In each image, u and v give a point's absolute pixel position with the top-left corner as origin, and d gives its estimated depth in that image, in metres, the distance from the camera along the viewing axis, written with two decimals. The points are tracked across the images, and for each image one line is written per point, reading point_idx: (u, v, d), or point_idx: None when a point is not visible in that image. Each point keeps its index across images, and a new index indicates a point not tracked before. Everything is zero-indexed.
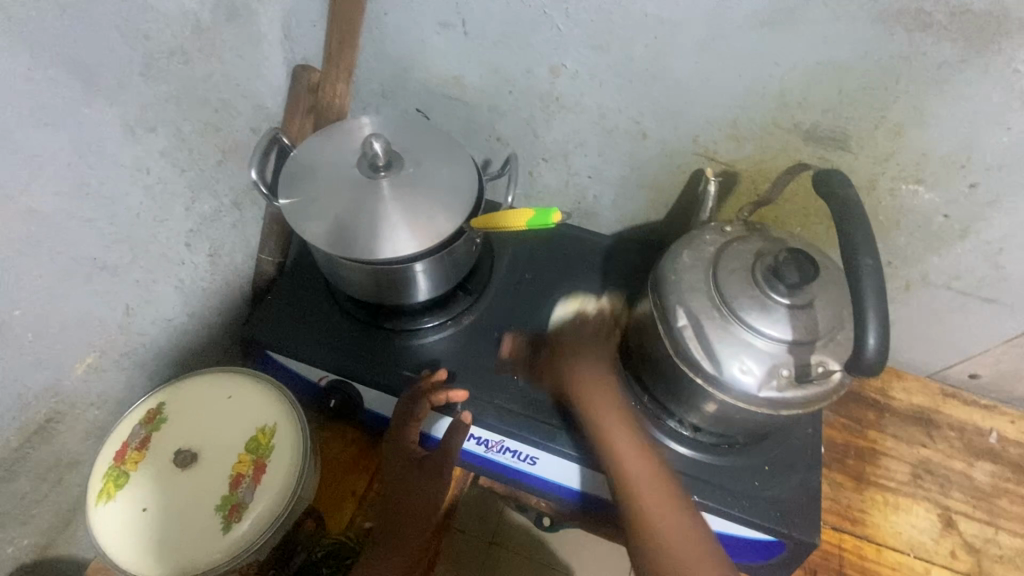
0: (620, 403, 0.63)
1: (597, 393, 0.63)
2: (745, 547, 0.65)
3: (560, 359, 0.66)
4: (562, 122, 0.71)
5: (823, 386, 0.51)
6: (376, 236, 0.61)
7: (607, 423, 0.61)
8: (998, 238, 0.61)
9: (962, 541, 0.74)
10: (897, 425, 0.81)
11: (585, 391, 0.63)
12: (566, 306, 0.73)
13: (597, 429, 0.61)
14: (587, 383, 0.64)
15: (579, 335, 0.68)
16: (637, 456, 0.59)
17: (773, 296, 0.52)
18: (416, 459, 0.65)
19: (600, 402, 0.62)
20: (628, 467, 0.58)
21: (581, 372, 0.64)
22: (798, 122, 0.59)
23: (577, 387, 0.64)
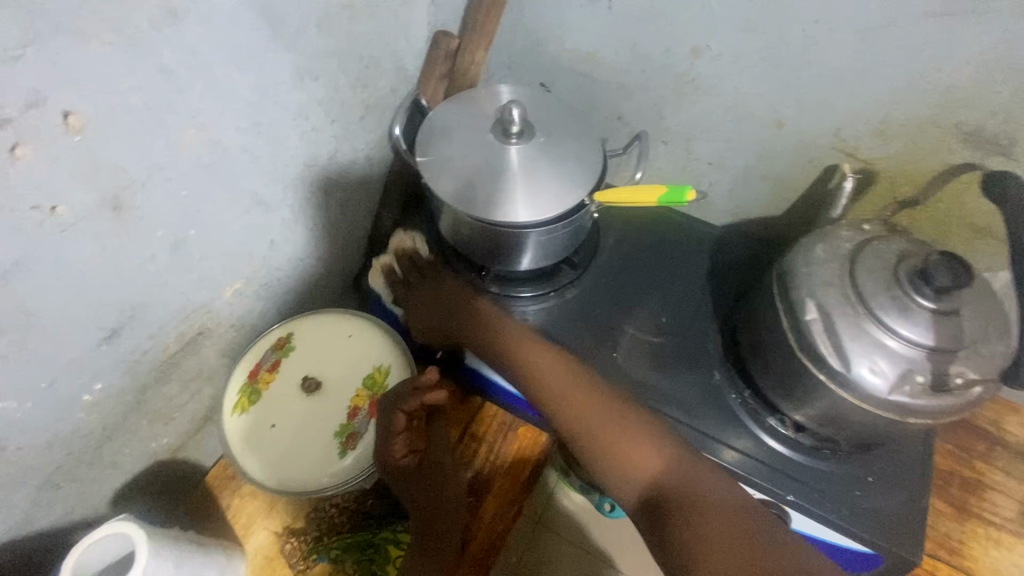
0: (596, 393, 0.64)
1: (608, 429, 0.61)
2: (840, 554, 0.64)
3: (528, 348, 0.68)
4: (693, 105, 0.70)
5: (960, 398, 0.49)
6: (503, 200, 0.63)
7: (618, 448, 0.59)
8: None
9: None
10: (1010, 459, 0.76)
11: (573, 412, 0.63)
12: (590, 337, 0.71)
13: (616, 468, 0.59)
14: (583, 410, 0.63)
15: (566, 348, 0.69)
16: (702, 507, 0.54)
17: (916, 299, 0.50)
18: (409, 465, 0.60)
19: (609, 424, 0.61)
20: (702, 528, 0.53)
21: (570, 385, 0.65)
22: (959, 123, 0.56)
23: (587, 417, 0.62)
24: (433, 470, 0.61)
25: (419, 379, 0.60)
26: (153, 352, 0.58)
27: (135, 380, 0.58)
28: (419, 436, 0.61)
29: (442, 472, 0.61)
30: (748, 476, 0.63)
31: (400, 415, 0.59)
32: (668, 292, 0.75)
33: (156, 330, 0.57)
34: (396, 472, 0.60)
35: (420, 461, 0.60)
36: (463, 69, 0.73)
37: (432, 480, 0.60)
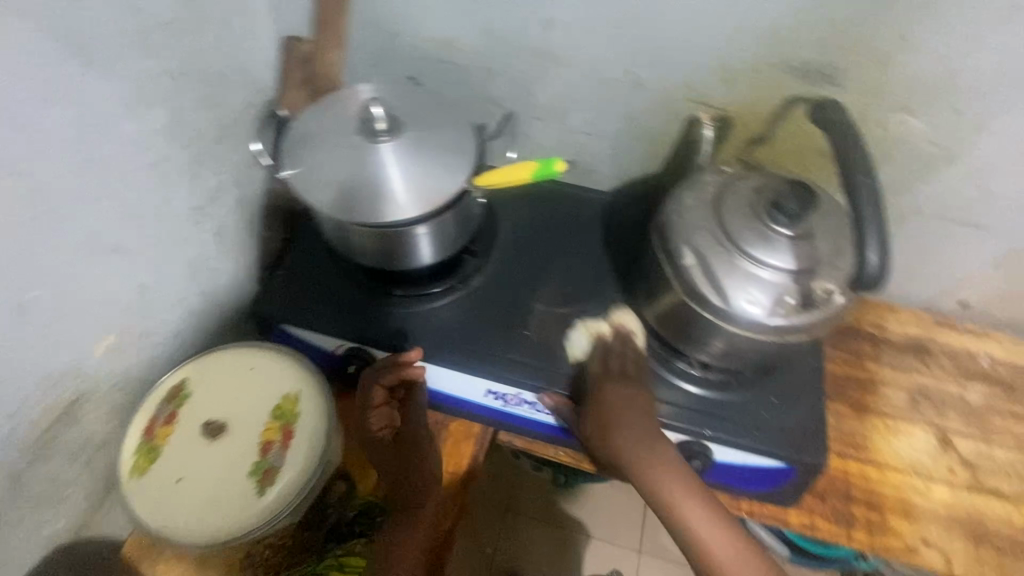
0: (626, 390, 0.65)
1: (631, 427, 0.64)
2: (767, 476, 0.68)
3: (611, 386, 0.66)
4: (557, 77, 0.71)
5: (826, 310, 0.54)
6: (382, 200, 0.62)
7: (628, 443, 0.63)
8: (985, 163, 0.64)
9: (959, 457, 0.78)
10: (894, 355, 0.85)
11: (602, 414, 0.65)
12: (580, 332, 0.71)
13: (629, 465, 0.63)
14: (613, 415, 0.64)
15: (620, 352, 0.69)
16: (681, 492, 0.62)
17: (775, 228, 0.54)
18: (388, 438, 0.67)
19: (632, 426, 0.64)
20: (677, 510, 0.61)
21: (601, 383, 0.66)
22: (789, 59, 0.60)
23: (613, 420, 0.64)
24: (409, 439, 0.66)
25: (398, 355, 0.67)
26: (21, 431, 0.53)
27: (5, 465, 0.52)
28: (395, 409, 0.69)
29: (418, 441, 0.66)
30: (674, 422, 0.66)
31: (376, 386, 0.66)
32: (569, 263, 0.77)
33: (18, 407, 0.52)
34: (376, 440, 0.67)
35: (397, 431, 0.67)
36: (321, 73, 0.71)
37: (410, 446, 0.66)
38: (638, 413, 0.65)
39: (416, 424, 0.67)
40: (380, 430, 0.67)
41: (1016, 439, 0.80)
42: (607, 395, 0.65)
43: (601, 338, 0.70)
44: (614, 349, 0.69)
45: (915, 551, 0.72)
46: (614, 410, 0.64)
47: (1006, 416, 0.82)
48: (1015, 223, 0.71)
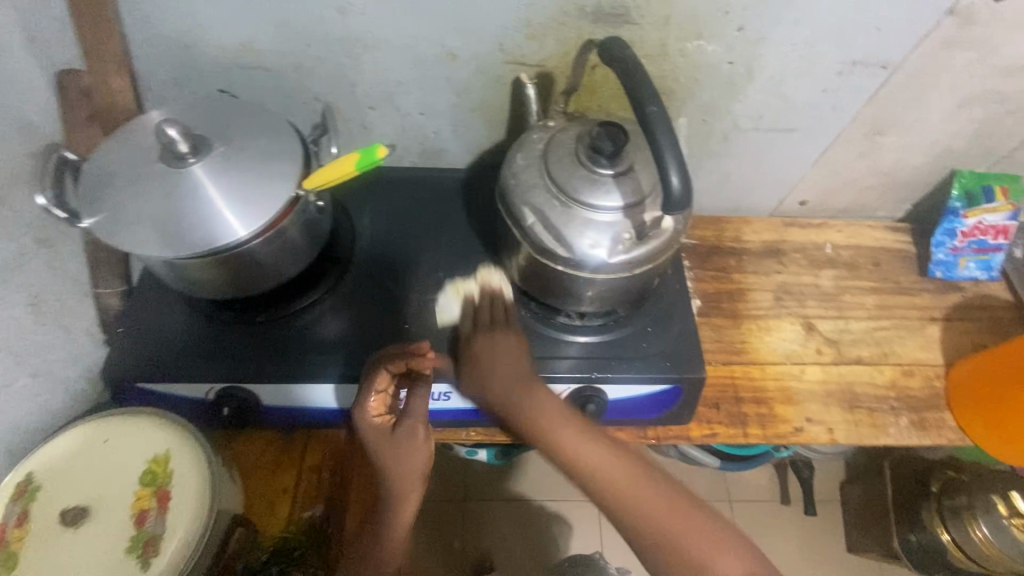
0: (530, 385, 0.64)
1: (554, 418, 0.63)
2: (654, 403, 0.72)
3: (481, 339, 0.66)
4: (373, 63, 0.69)
5: (662, 237, 0.57)
6: (207, 227, 0.58)
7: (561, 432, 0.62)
8: (778, 72, 0.69)
9: (823, 338, 0.87)
10: (754, 262, 0.92)
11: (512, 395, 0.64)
12: (451, 297, 0.72)
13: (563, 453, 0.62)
14: (529, 404, 0.63)
15: (490, 311, 0.69)
16: (625, 479, 0.59)
17: (598, 171, 0.56)
18: (381, 428, 0.60)
19: (549, 406, 0.63)
20: (599, 469, 0.60)
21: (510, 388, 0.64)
22: (582, 6, 0.62)
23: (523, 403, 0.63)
24: (406, 435, 0.59)
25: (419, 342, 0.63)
26: None
27: None
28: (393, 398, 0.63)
29: (417, 435, 0.60)
30: (569, 373, 0.68)
31: (378, 379, 0.61)
32: (436, 247, 0.77)
33: None
34: (379, 435, 0.60)
35: (395, 424, 0.60)
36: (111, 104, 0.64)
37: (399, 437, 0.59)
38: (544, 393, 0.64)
39: (415, 416, 0.60)
40: (373, 427, 0.60)
41: (865, 310, 0.90)
42: (479, 352, 0.65)
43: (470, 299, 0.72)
44: (481, 306, 0.70)
45: (801, 430, 0.80)
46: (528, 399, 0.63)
47: (855, 292, 0.92)
48: (819, 123, 0.78)
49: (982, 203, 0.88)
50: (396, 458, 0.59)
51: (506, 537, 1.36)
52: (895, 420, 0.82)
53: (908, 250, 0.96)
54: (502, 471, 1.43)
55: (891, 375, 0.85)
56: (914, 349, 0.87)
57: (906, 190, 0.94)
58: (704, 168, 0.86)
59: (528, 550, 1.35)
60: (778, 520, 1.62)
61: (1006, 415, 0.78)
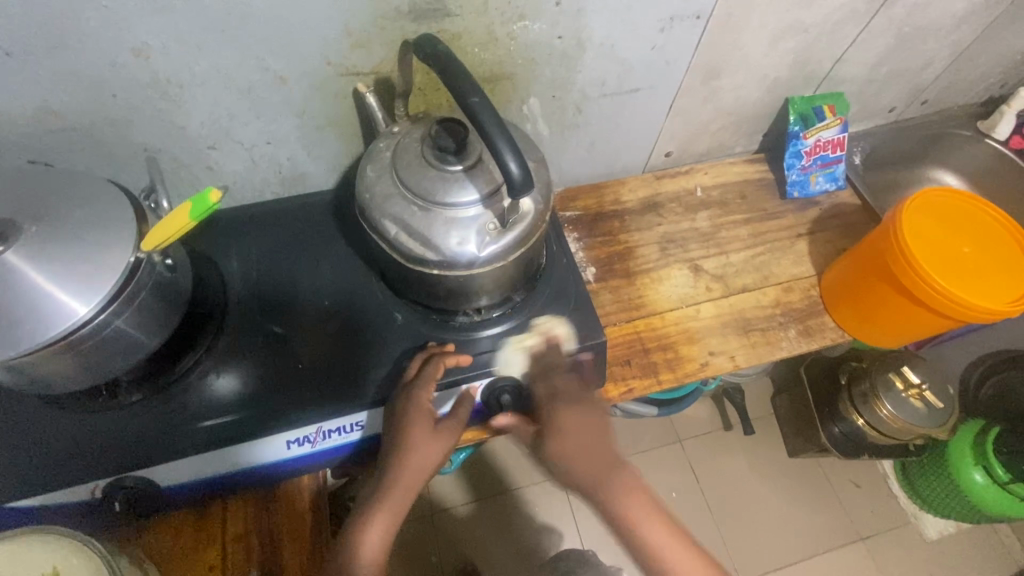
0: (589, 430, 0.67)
1: (615, 475, 0.65)
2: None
3: (563, 407, 0.67)
4: (194, 100, 0.64)
5: (525, 219, 0.58)
6: (39, 317, 0.52)
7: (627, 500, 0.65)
8: (605, 38, 0.72)
9: (710, 276, 0.93)
10: (636, 220, 0.97)
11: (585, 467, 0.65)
12: (512, 350, 0.70)
13: (623, 516, 0.64)
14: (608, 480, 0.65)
15: (557, 368, 0.70)
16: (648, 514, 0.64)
17: (446, 168, 0.56)
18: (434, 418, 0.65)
19: (588, 427, 0.67)
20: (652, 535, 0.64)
21: (578, 470, 0.65)
22: (397, 6, 0.60)
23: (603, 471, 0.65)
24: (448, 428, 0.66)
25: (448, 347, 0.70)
26: None
27: None
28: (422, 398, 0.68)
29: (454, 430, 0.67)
30: (479, 369, 0.69)
31: (426, 371, 0.65)
32: (316, 277, 0.74)
33: None
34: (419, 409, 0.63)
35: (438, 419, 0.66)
36: None
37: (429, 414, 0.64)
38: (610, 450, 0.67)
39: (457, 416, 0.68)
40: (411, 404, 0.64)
41: (742, 240, 0.97)
42: (561, 420, 0.67)
43: (533, 352, 0.71)
44: (546, 365, 0.70)
45: (706, 364, 0.85)
46: (575, 450, 0.66)
47: (730, 227, 0.99)
48: (659, 78, 0.82)
49: (816, 122, 0.97)
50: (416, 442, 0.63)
51: (482, 538, 1.36)
52: (785, 333, 0.89)
53: (766, 177, 1.04)
54: (461, 476, 1.42)
55: (775, 294, 0.92)
56: (789, 265, 0.95)
57: (753, 123, 1.01)
58: (568, 141, 0.88)
59: (506, 545, 1.36)
60: (725, 446, 1.73)
61: (869, 309, 0.84)
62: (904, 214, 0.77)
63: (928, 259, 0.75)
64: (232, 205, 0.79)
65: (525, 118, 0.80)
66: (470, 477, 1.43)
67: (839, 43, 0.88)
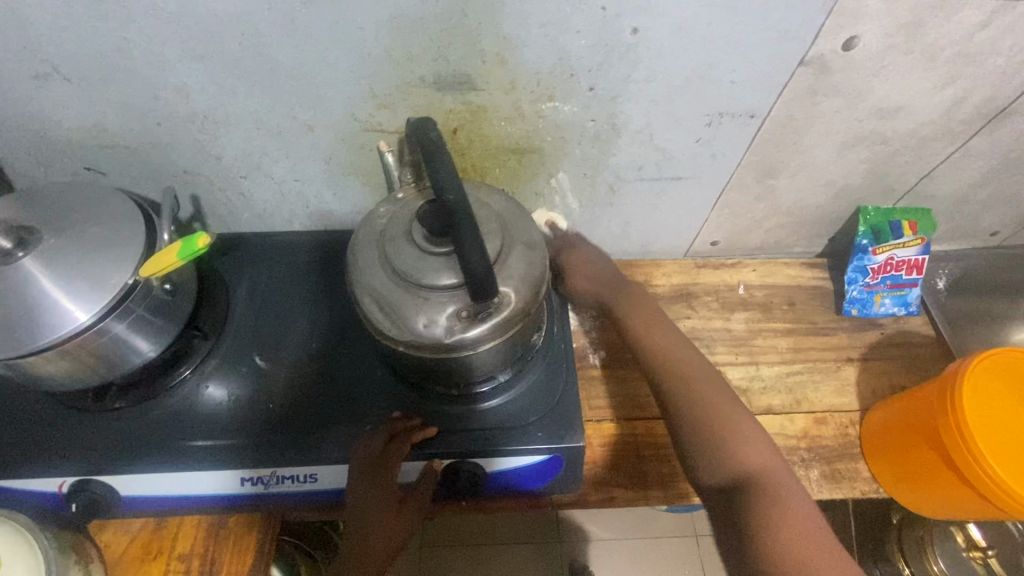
0: (616, 278, 0.77)
1: (629, 296, 0.75)
2: (520, 480, 0.69)
3: (576, 250, 0.79)
4: (229, 136, 0.67)
5: (500, 313, 0.54)
6: (32, 324, 0.56)
7: (693, 373, 0.67)
8: (643, 126, 0.68)
9: (732, 386, 0.84)
10: (662, 307, 0.91)
11: (646, 328, 0.72)
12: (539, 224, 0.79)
13: (682, 382, 0.66)
14: (636, 317, 0.73)
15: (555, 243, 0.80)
16: (665, 338, 0.70)
17: (429, 248, 0.54)
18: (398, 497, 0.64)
19: (607, 278, 0.77)
20: (663, 343, 0.70)
21: (605, 291, 0.76)
22: (422, 76, 0.60)
23: (612, 292, 0.76)
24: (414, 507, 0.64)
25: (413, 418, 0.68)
26: None
27: None
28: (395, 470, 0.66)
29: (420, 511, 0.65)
30: (444, 448, 0.66)
31: (392, 448, 0.64)
32: (314, 315, 0.75)
33: None
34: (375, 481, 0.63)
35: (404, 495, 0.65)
36: None
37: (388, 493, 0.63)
38: (632, 292, 0.76)
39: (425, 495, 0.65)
40: (367, 480, 0.64)
41: (779, 352, 0.87)
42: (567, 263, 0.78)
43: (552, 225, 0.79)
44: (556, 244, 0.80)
45: None
46: (584, 277, 0.77)
47: (768, 335, 0.89)
48: (705, 170, 0.76)
49: (890, 239, 0.85)
50: (374, 518, 0.62)
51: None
52: (806, 473, 0.78)
53: (824, 287, 0.93)
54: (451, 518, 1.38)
55: (803, 424, 0.81)
56: (828, 394, 0.84)
57: (817, 227, 0.91)
58: (600, 216, 0.84)
59: None
60: None
61: (908, 468, 0.72)
62: (968, 374, 0.65)
63: (988, 434, 0.62)
64: (259, 229, 0.83)
65: (553, 190, 0.77)
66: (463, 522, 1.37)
67: (928, 159, 0.77)
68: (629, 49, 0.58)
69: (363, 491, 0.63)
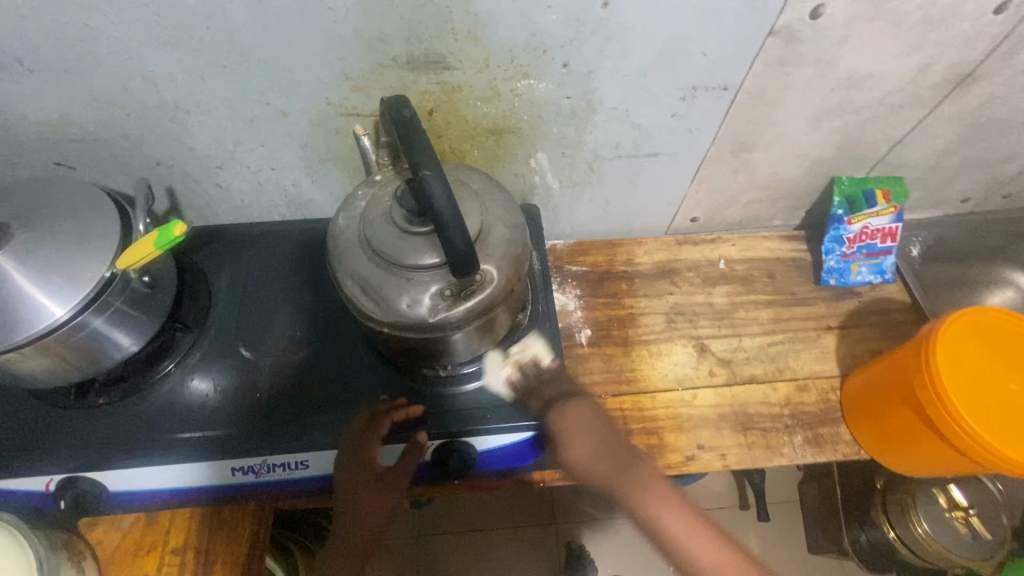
0: (619, 447, 0.66)
1: (623, 468, 0.64)
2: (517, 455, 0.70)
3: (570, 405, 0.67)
4: (202, 126, 0.67)
5: (483, 291, 0.54)
6: (9, 320, 0.55)
7: (689, 533, 0.61)
8: (618, 102, 0.68)
9: (715, 359, 0.86)
10: (646, 285, 0.92)
11: (650, 503, 0.62)
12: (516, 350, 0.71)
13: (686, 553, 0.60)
14: (641, 494, 0.62)
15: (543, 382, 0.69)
16: (672, 520, 0.61)
17: (409, 228, 0.54)
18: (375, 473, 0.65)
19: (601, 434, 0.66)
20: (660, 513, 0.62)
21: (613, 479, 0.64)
22: (395, 57, 0.59)
23: (611, 468, 0.64)
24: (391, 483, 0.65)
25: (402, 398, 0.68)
26: None
27: None
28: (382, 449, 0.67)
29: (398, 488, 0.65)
30: (434, 428, 0.66)
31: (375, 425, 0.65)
32: (298, 303, 0.75)
33: None
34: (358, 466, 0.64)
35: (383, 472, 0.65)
36: None
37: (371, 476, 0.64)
38: (633, 458, 0.65)
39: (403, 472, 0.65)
40: (352, 466, 0.64)
41: (760, 324, 0.89)
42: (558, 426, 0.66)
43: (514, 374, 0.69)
44: (533, 384, 0.69)
45: (692, 459, 0.78)
46: (582, 449, 0.65)
47: (749, 308, 0.90)
48: (681, 145, 0.77)
49: (864, 209, 0.87)
50: (358, 501, 0.64)
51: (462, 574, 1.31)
52: (789, 438, 0.80)
53: (802, 258, 0.95)
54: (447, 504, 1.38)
55: (786, 392, 0.83)
56: (809, 361, 0.86)
57: (793, 200, 0.93)
58: (581, 196, 0.85)
59: None
60: (736, 526, 1.60)
61: (890, 431, 0.73)
62: (943, 333, 0.67)
63: (965, 391, 0.64)
64: (238, 220, 0.82)
65: (532, 171, 0.78)
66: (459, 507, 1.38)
67: (898, 127, 0.79)
68: (600, 24, 0.58)
69: (349, 477, 0.64)
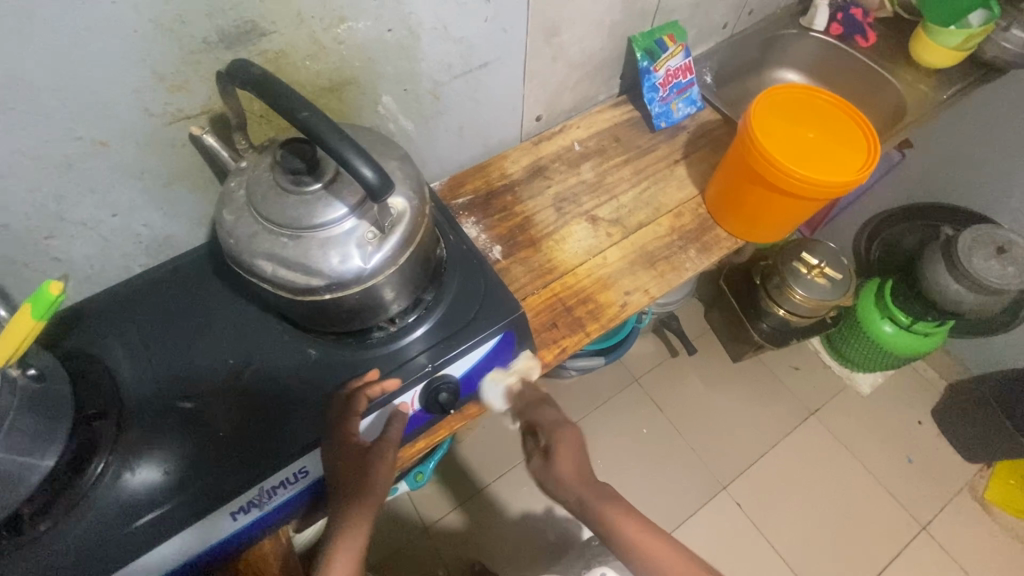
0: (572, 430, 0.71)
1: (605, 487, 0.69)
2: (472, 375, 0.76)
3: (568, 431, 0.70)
4: (10, 193, 0.58)
5: (403, 221, 0.57)
6: None
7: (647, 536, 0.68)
8: (435, 22, 0.72)
9: (607, 223, 0.97)
10: (525, 189, 0.99)
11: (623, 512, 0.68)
12: (493, 384, 0.75)
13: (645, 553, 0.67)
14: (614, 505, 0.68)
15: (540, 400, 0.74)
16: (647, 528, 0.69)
17: (306, 189, 0.54)
18: (361, 448, 0.64)
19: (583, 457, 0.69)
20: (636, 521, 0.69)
21: (591, 498, 0.68)
22: (205, 38, 0.57)
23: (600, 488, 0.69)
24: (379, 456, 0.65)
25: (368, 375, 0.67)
26: None
27: None
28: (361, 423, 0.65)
29: (388, 459, 0.65)
30: (413, 375, 0.68)
31: (353, 404, 0.63)
32: (214, 339, 0.71)
33: None
34: (355, 456, 0.63)
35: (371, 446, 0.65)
36: None
37: (371, 464, 0.64)
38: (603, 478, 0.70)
39: (391, 442, 0.66)
40: (344, 461, 0.62)
41: (627, 180, 1.02)
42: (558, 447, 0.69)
43: (511, 387, 0.75)
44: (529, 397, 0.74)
45: (625, 305, 0.89)
46: (571, 467, 0.68)
47: (614, 171, 1.03)
48: (502, 48, 0.83)
49: (660, 54, 1.02)
50: (345, 480, 0.63)
51: (492, 537, 1.37)
52: (687, 255, 0.94)
53: (634, 116, 1.09)
54: (440, 485, 1.42)
55: (668, 222, 0.97)
56: (673, 192, 1.01)
57: (607, 70, 1.05)
58: (437, 129, 0.88)
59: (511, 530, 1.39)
60: (676, 373, 1.83)
61: (750, 211, 0.90)
62: (753, 118, 0.84)
63: (783, 152, 0.82)
64: (99, 291, 0.73)
65: (385, 119, 0.79)
66: (452, 481, 1.42)
67: None
68: None
69: (336, 458, 0.63)
